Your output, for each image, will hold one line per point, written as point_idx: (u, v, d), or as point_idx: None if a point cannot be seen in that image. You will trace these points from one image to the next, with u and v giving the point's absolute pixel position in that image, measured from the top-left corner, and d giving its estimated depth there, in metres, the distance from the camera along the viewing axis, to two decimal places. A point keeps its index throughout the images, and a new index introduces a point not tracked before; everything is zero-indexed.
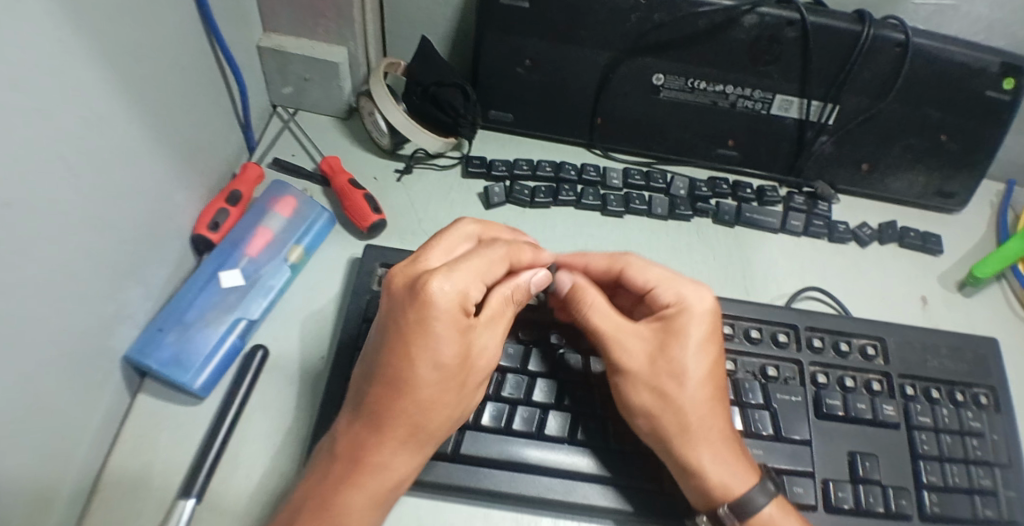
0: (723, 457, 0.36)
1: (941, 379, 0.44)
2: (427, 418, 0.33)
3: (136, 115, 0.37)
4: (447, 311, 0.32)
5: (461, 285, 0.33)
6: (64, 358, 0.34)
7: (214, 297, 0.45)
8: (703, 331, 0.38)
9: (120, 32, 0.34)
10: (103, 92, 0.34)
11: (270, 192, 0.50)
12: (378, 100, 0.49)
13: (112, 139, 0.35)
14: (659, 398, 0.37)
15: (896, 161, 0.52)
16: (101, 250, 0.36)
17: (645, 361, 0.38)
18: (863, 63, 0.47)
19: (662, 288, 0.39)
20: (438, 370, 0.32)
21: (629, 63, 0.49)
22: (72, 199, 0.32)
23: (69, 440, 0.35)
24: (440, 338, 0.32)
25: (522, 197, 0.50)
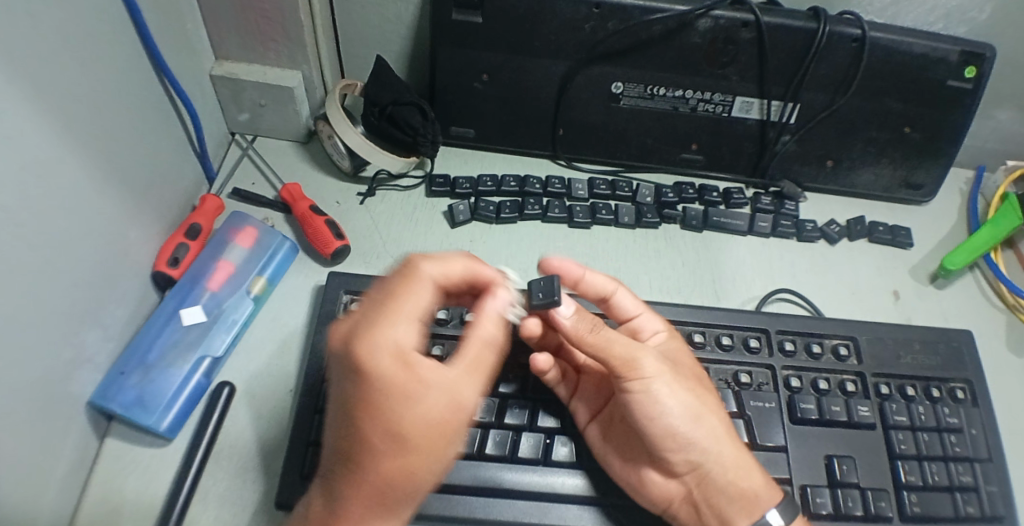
0: (745, 463, 0.37)
1: (916, 376, 0.44)
2: (392, 488, 0.29)
3: (83, 157, 0.36)
4: (383, 374, 0.28)
5: (397, 340, 0.28)
6: (22, 413, 0.33)
7: (175, 336, 0.43)
8: (686, 345, 0.41)
9: (60, 76, 0.34)
10: (46, 137, 0.33)
11: (230, 224, 0.49)
12: (335, 124, 0.49)
13: (60, 185, 0.35)
14: (698, 404, 0.37)
15: (862, 156, 0.52)
16: (56, 297, 0.35)
17: (666, 368, 0.37)
18: (821, 60, 0.47)
19: (645, 316, 0.42)
20: (391, 440, 0.28)
21: (587, 72, 0.49)
22: (22, 253, 0.31)
23: (34, 496, 0.34)
24: (388, 407, 0.28)
25: (487, 213, 0.50)
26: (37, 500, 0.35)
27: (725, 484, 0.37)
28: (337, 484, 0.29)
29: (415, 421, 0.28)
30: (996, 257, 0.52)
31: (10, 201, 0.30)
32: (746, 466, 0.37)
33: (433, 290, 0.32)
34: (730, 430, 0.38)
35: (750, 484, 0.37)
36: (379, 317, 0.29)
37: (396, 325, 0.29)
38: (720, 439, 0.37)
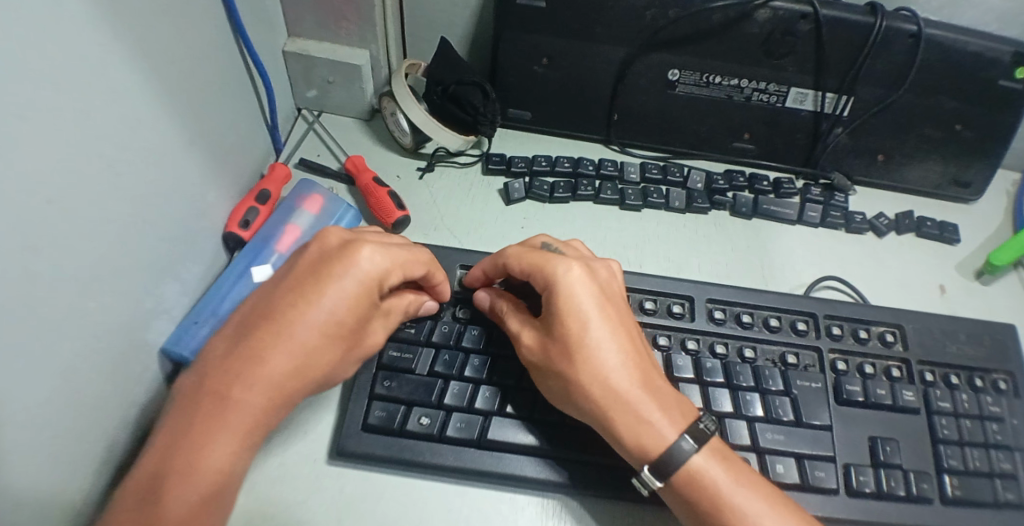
0: (653, 415, 0.36)
1: (959, 366, 0.45)
2: (270, 354, 0.34)
3: (171, 117, 0.39)
4: (367, 278, 0.37)
5: (386, 260, 0.38)
6: (107, 353, 0.35)
7: (244, 291, 0.46)
8: (593, 299, 0.38)
9: (155, 39, 0.36)
10: (138, 97, 0.35)
11: (298, 191, 0.51)
12: (400, 101, 0.51)
13: (149, 141, 0.37)
14: (565, 383, 0.38)
15: (912, 152, 0.53)
16: (139, 247, 0.37)
17: (546, 343, 0.39)
18: (877, 54, 0.48)
19: (535, 273, 0.40)
20: (333, 328, 0.36)
21: (645, 59, 0.50)
22: (112, 199, 0.34)
23: (113, 430, 0.37)
24: (352, 301, 0.36)
25: (542, 192, 0.52)
26: (116, 434, 0.37)
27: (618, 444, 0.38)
28: (261, 353, 0.34)
29: (349, 313, 0.36)
30: None
31: (104, 153, 0.32)
32: (652, 422, 0.36)
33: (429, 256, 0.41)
34: (623, 392, 0.37)
35: (642, 444, 0.36)
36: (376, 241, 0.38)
37: (387, 251, 0.38)
38: (600, 410, 0.37)
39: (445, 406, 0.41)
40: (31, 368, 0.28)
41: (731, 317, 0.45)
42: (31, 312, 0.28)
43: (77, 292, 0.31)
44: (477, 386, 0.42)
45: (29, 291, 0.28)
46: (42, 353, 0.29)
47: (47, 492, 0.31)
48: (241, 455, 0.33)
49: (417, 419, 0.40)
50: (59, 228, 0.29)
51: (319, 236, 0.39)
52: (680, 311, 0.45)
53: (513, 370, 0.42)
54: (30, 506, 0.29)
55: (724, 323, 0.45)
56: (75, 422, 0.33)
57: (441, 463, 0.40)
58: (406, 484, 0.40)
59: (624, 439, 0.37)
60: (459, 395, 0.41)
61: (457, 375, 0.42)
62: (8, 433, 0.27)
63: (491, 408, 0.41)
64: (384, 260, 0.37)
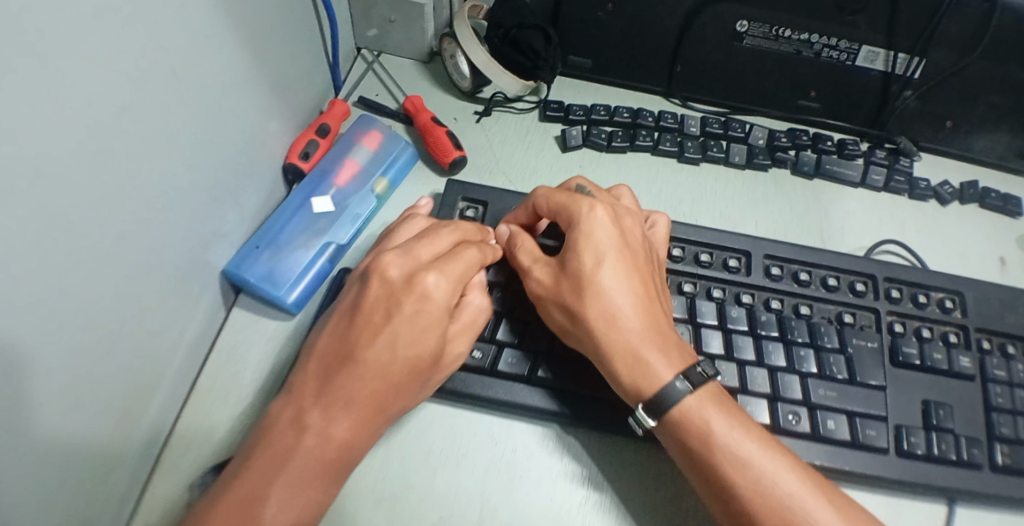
0: (656, 357, 0.36)
1: (1017, 336, 0.44)
2: (351, 393, 0.33)
3: (235, 39, 0.39)
4: (438, 309, 0.36)
5: (449, 287, 0.36)
6: (164, 264, 0.36)
7: (305, 222, 0.46)
8: (609, 238, 0.39)
9: None
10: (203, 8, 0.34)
11: (357, 126, 0.50)
12: (461, 41, 0.50)
13: (214, 62, 0.37)
14: (568, 315, 0.38)
15: (982, 119, 0.51)
16: (200, 168, 0.38)
17: (552, 278, 0.39)
18: (952, 16, 0.46)
19: (562, 210, 0.41)
20: (409, 362, 0.35)
21: (714, 8, 0.49)
22: (178, 113, 0.34)
23: (171, 341, 0.38)
24: (424, 333, 0.35)
25: (599, 140, 0.51)
26: (173, 347, 0.39)
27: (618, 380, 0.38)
28: (342, 391, 0.33)
29: (426, 346, 0.35)
30: None
31: (168, 63, 0.32)
32: (655, 362, 0.36)
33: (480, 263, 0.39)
34: (626, 328, 0.37)
35: (638, 380, 0.36)
36: (437, 267, 0.37)
37: (450, 276, 0.37)
38: (597, 345, 0.37)
39: (497, 342, 0.41)
40: (94, 265, 0.29)
41: (788, 274, 0.45)
42: (96, 212, 0.28)
43: (139, 197, 0.32)
44: (530, 324, 0.42)
45: (93, 189, 0.28)
46: (103, 253, 0.30)
47: (106, 389, 0.32)
48: (334, 480, 0.33)
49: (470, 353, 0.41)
50: (122, 129, 0.29)
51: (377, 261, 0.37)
52: (736, 265, 0.45)
53: None
54: (91, 397, 0.31)
55: (780, 279, 0.44)
56: (134, 326, 0.33)
57: (492, 396, 0.40)
58: (456, 414, 0.41)
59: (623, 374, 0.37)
60: (511, 332, 0.42)
61: (509, 313, 0.43)
62: (67, 322, 0.28)
63: (544, 346, 0.41)
64: (447, 291, 0.36)
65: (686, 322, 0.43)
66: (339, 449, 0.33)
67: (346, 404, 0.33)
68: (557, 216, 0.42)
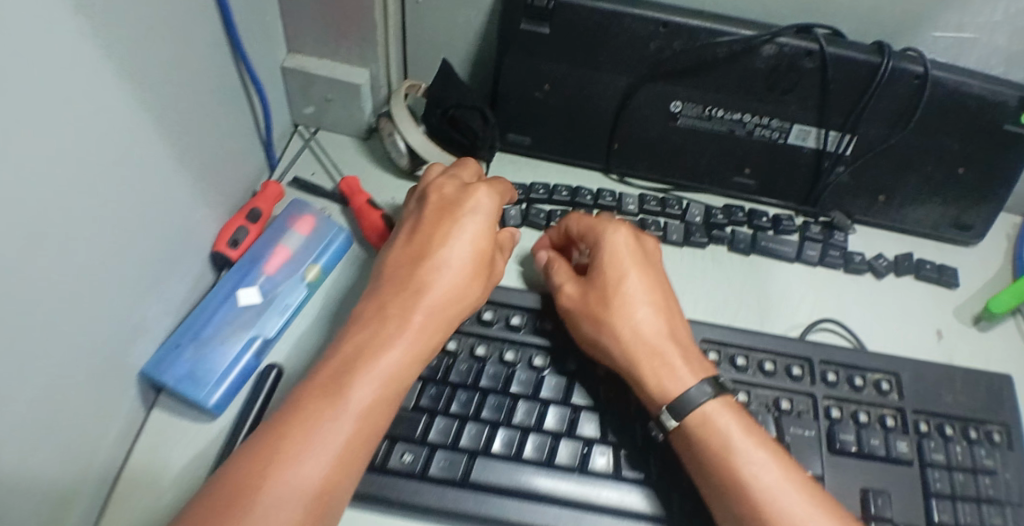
0: (673, 359, 0.39)
1: (954, 415, 0.44)
2: (374, 354, 0.36)
3: (160, 135, 0.38)
4: (451, 268, 0.40)
5: (461, 254, 0.41)
6: (82, 375, 0.34)
7: (230, 314, 0.45)
8: (633, 255, 0.43)
9: (146, 57, 0.35)
10: (126, 112, 0.34)
11: (290, 210, 0.50)
12: (399, 122, 0.50)
13: (138, 162, 0.36)
14: (593, 323, 0.41)
15: (914, 193, 0.52)
16: (121, 269, 0.36)
17: (583, 289, 0.43)
18: (881, 95, 0.47)
19: (588, 230, 0.45)
20: (427, 321, 0.38)
21: (649, 89, 0.49)
22: (98, 220, 0.33)
23: (86, 452, 0.36)
24: (438, 293, 0.39)
25: (538, 221, 0.51)
26: (88, 457, 0.37)
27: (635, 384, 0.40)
28: (368, 348, 0.36)
29: (439, 306, 0.39)
30: None
31: (87, 174, 0.31)
32: (671, 362, 0.39)
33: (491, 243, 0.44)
34: (648, 335, 0.40)
35: (660, 383, 0.38)
36: (450, 227, 0.42)
37: (465, 240, 0.41)
38: (624, 354, 0.40)
39: (429, 443, 0.40)
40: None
41: (725, 358, 0.44)
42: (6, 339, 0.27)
43: (54, 318, 0.30)
44: (463, 422, 0.41)
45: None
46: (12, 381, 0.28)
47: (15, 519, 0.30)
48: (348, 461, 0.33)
49: (399, 456, 0.39)
50: (32, 253, 0.28)
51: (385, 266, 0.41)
52: None
53: (498, 407, 0.42)
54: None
55: (717, 365, 0.44)
56: (42, 447, 0.31)
57: (421, 503, 0.38)
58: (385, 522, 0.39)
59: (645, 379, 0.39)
60: (443, 432, 0.40)
61: (443, 411, 0.41)
62: None
63: (476, 446, 0.40)
64: (459, 248, 0.41)
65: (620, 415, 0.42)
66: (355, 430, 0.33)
67: (361, 385, 0.34)
68: (585, 237, 0.45)
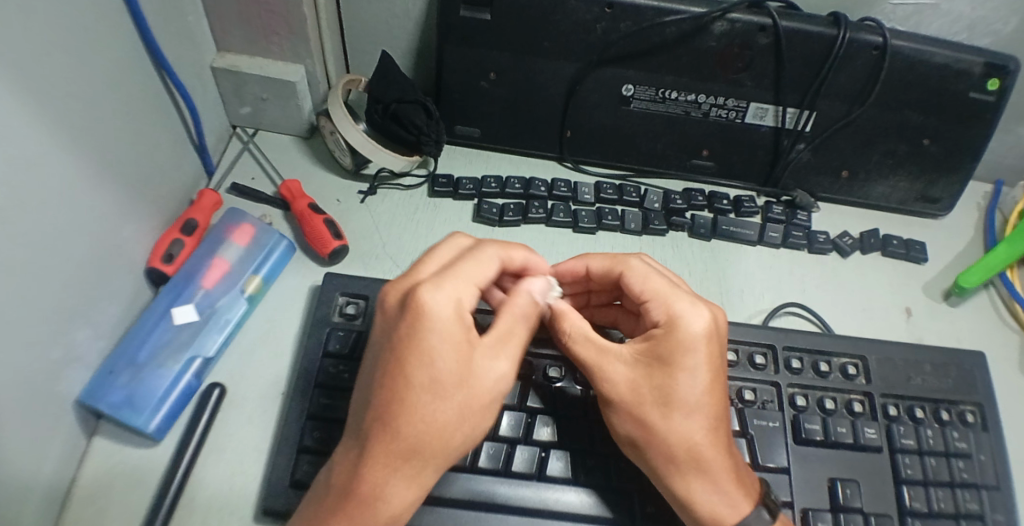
0: (717, 480, 0.34)
1: (925, 398, 0.42)
2: (378, 451, 0.31)
3: (77, 152, 0.35)
4: (445, 332, 0.31)
5: (451, 301, 0.31)
6: (12, 415, 0.32)
7: (166, 335, 0.43)
8: (695, 354, 0.34)
9: (53, 70, 0.32)
10: (38, 129, 0.31)
11: (227, 221, 0.49)
12: (337, 121, 0.48)
13: (52, 184, 0.33)
14: (646, 423, 0.35)
15: (878, 167, 0.51)
16: (46, 298, 0.34)
17: (637, 381, 0.35)
18: (840, 68, 0.45)
19: (656, 304, 0.37)
20: (432, 395, 0.30)
21: (598, 74, 0.47)
22: (16, 250, 0.30)
23: (20, 494, 0.33)
24: (445, 361, 0.30)
25: (491, 215, 0.49)
26: (23, 501, 0.34)
27: (681, 500, 0.35)
28: (369, 438, 0.31)
29: (450, 380, 0.31)
30: (1011, 275, 0.51)
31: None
32: (717, 476, 0.34)
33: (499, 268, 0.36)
34: (701, 449, 0.34)
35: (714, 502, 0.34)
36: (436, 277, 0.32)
37: (449, 286, 0.32)
38: (679, 469, 0.34)
39: None
40: None
41: None
42: None
43: None
44: None
45: None
46: None
47: None
48: None
49: None
50: None
51: (425, 299, 0.31)
52: None
53: None
54: None
55: None
56: None
57: None
58: None
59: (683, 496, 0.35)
60: None
61: None
62: None
63: None
64: (451, 300, 0.31)
65: (579, 416, 0.40)
66: (418, 500, 0.32)
67: (429, 463, 0.31)
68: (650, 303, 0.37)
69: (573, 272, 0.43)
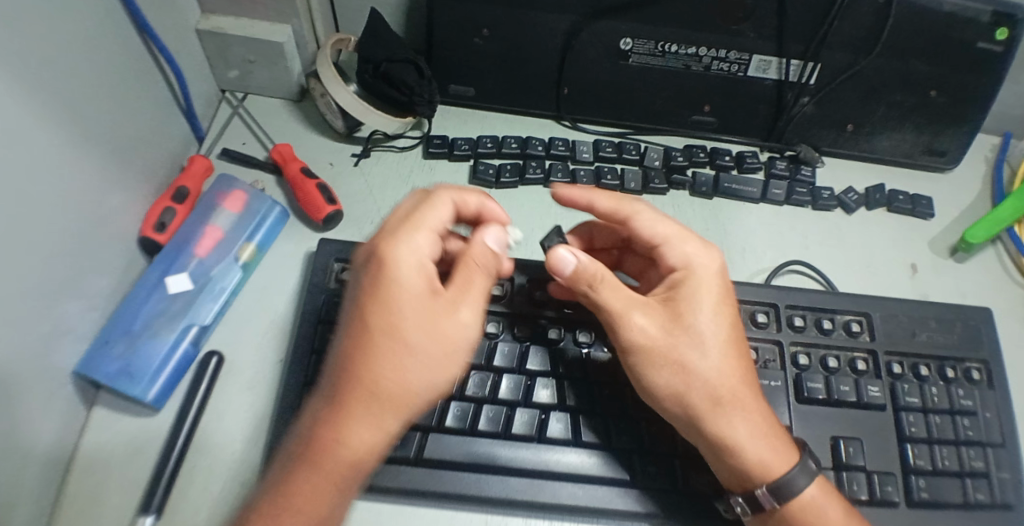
0: (749, 427, 0.34)
1: (929, 355, 0.41)
2: (343, 394, 0.31)
3: (60, 120, 0.34)
4: (405, 272, 0.32)
5: (413, 244, 0.33)
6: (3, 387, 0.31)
7: (161, 304, 0.43)
8: (715, 295, 0.36)
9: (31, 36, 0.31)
10: (18, 99, 0.30)
11: (218, 188, 0.48)
12: (326, 82, 0.46)
13: (34, 155, 0.32)
14: (681, 370, 0.35)
15: (884, 120, 0.49)
16: (34, 270, 0.33)
17: (667, 327, 0.35)
18: (844, 17, 0.43)
19: (669, 246, 0.38)
20: (394, 331, 0.31)
21: (593, 28, 0.45)
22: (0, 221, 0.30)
23: (16, 466, 0.33)
24: (405, 298, 0.31)
25: (487, 176, 0.48)
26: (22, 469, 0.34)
27: (722, 454, 0.35)
28: (337, 382, 0.31)
29: (413, 318, 0.31)
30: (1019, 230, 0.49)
31: None
32: (745, 422, 0.34)
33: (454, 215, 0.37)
34: (727, 390, 0.34)
35: (749, 455, 0.34)
36: (390, 225, 0.34)
37: (406, 232, 0.34)
38: (723, 422, 0.34)
39: None
40: None
41: None
42: None
43: None
44: None
45: None
46: None
47: None
48: (337, 500, 0.30)
49: None
50: None
51: (387, 246, 0.33)
52: None
53: None
54: None
55: None
56: None
57: (375, 484, 0.36)
58: None
59: (728, 447, 0.34)
60: None
61: None
62: None
63: (428, 422, 0.38)
64: (410, 243, 0.33)
65: (580, 379, 0.40)
66: (379, 452, 0.31)
67: (400, 408, 0.31)
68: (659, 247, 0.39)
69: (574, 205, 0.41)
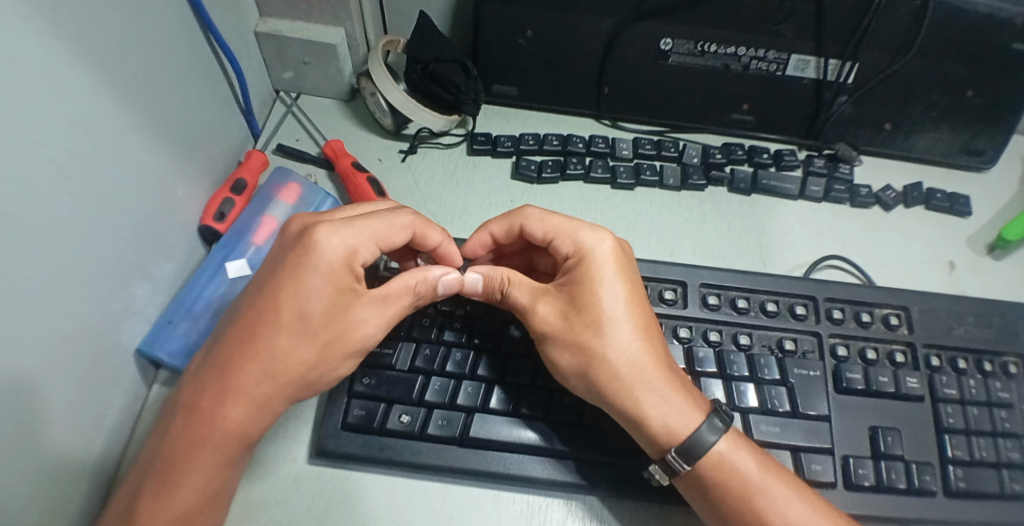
0: (657, 395, 0.35)
1: (966, 348, 0.42)
2: (234, 367, 0.34)
3: (132, 111, 0.37)
4: (322, 267, 0.34)
5: (341, 244, 0.35)
6: (80, 358, 0.34)
7: (221, 288, 0.45)
8: (615, 274, 0.37)
9: (107, 33, 0.34)
10: (95, 90, 0.33)
11: (275, 180, 0.50)
12: (378, 81, 0.49)
13: (109, 143, 0.35)
14: (585, 349, 0.36)
15: (921, 120, 0.49)
16: (107, 250, 0.36)
17: (568, 312, 0.37)
18: (880, 19, 0.44)
19: (561, 240, 0.39)
20: (286, 318, 0.34)
21: (635, 29, 0.47)
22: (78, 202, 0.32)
23: (88, 435, 0.36)
24: (331, 291, 0.35)
25: (529, 172, 0.49)
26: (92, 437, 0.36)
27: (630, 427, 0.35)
28: (241, 354, 0.34)
29: (288, 307, 0.34)
30: None
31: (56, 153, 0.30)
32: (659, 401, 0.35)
33: (410, 236, 0.39)
34: (639, 368, 0.35)
35: (657, 421, 0.34)
36: (338, 219, 0.36)
37: (320, 231, 0.35)
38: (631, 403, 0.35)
39: (426, 403, 0.39)
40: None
41: (726, 302, 0.43)
42: None
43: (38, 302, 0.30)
44: (460, 381, 0.40)
45: None
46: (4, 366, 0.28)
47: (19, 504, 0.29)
48: (217, 473, 0.33)
49: (397, 417, 0.38)
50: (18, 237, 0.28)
51: (321, 230, 0.35)
52: (671, 297, 0.42)
53: (494, 364, 0.40)
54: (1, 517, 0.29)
55: (717, 308, 0.42)
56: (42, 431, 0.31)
57: (422, 461, 0.38)
58: (386, 479, 0.39)
59: (636, 414, 0.35)
60: (440, 391, 0.39)
61: (438, 371, 0.40)
62: None
63: (473, 403, 0.39)
64: (332, 245, 0.35)
65: None
66: (263, 422, 0.35)
67: (248, 390, 0.34)
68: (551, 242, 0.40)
69: (482, 245, 0.43)
